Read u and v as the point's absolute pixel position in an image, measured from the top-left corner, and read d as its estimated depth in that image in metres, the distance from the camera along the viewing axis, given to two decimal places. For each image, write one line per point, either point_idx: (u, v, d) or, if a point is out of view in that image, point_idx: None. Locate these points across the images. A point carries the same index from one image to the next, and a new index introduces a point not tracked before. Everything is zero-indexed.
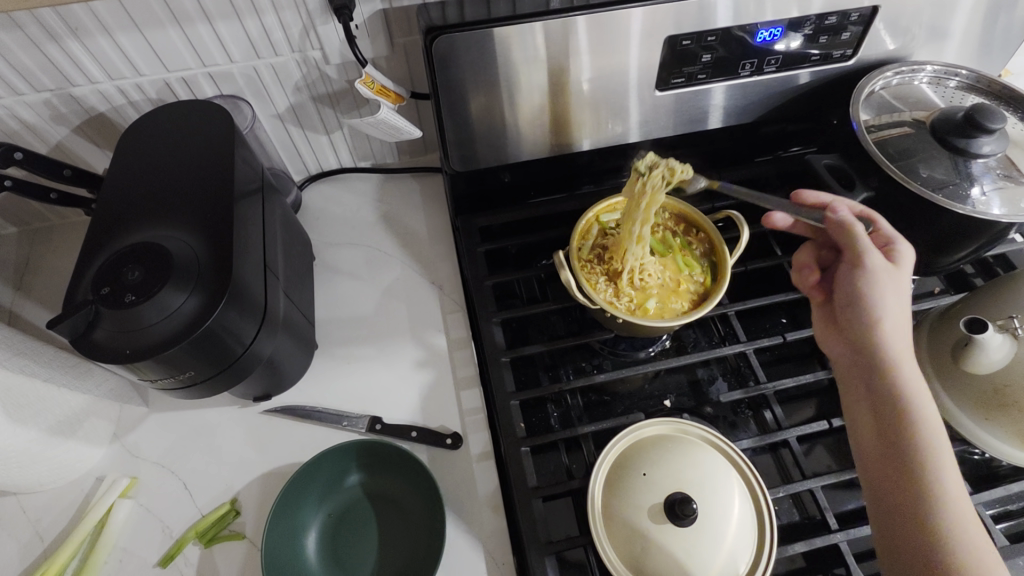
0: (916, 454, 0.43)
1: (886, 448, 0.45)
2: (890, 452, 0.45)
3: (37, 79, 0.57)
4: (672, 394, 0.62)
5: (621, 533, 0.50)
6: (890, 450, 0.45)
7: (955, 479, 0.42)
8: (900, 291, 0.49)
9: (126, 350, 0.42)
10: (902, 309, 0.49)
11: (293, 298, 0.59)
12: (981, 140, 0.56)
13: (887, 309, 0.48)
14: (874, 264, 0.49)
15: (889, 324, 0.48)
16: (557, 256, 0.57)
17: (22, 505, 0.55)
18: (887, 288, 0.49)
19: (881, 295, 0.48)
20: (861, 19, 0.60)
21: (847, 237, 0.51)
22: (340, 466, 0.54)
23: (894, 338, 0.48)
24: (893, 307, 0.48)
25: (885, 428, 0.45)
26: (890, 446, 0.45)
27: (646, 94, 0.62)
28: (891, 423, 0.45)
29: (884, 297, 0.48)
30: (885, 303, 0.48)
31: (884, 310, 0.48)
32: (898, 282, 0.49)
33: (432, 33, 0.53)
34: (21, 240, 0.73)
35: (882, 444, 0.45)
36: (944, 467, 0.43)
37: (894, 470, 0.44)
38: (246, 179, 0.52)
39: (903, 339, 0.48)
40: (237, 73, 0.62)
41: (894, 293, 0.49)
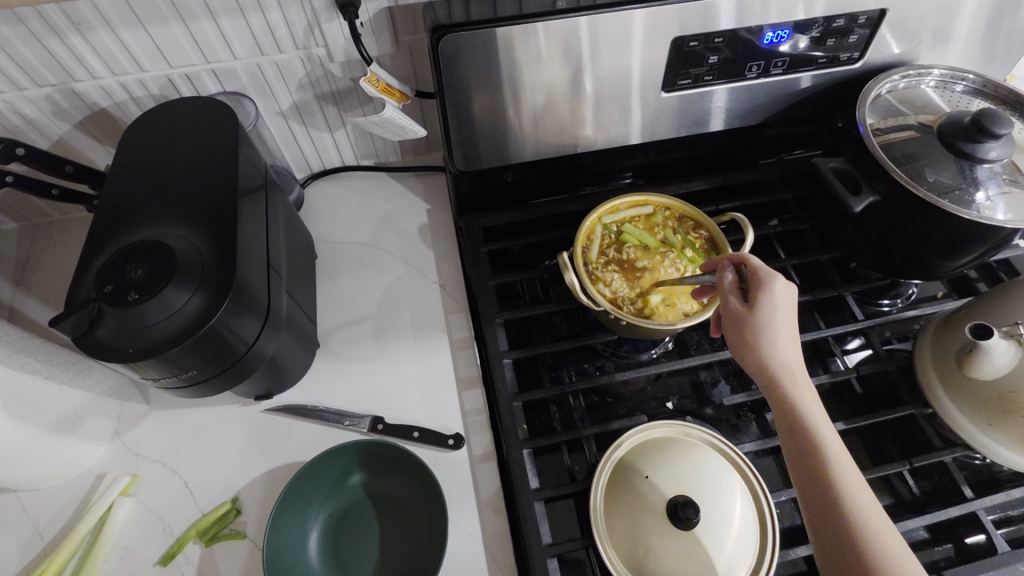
0: (837, 492, 0.40)
1: (803, 477, 0.42)
2: (807, 482, 0.42)
3: (39, 74, 0.57)
4: (674, 396, 0.62)
5: (624, 536, 0.50)
6: (806, 479, 0.42)
7: (871, 499, 0.40)
8: (783, 319, 0.48)
9: (129, 349, 0.42)
10: (790, 333, 0.48)
11: (296, 297, 0.59)
12: (987, 145, 0.56)
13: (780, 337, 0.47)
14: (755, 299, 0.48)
15: (781, 353, 0.47)
16: (561, 257, 0.56)
17: (22, 502, 0.55)
18: (776, 316, 0.47)
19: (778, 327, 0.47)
20: (869, 22, 0.60)
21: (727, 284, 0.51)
22: (342, 466, 0.54)
23: (788, 364, 0.46)
24: (783, 335, 0.47)
25: (803, 469, 0.42)
26: (809, 482, 0.42)
27: (651, 95, 0.62)
28: (798, 453, 0.43)
29: (775, 324, 0.47)
30: (776, 330, 0.47)
31: (773, 338, 0.47)
32: (786, 307, 0.48)
33: (438, 31, 0.53)
34: (22, 236, 0.73)
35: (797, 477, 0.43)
36: (857, 488, 0.40)
37: (815, 502, 0.41)
38: (249, 176, 0.52)
39: (798, 367, 0.46)
40: (240, 70, 0.62)
41: (782, 319, 0.48)
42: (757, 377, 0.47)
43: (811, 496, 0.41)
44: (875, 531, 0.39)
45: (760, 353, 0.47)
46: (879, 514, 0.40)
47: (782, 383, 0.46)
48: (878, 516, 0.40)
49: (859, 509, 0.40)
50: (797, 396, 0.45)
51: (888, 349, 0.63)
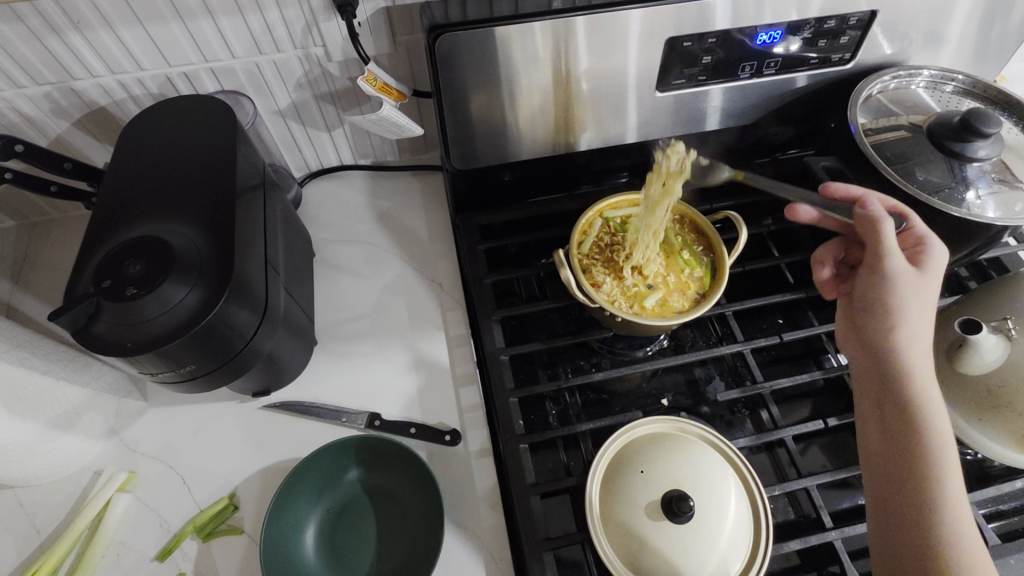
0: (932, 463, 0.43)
1: (898, 448, 0.45)
2: (902, 455, 0.45)
3: (38, 72, 0.57)
4: (669, 393, 0.63)
5: (619, 530, 0.50)
6: (901, 452, 0.45)
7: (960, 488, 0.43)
8: (926, 299, 0.49)
9: (127, 343, 0.42)
10: (926, 316, 0.48)
11: (293, 294, 0.59)
12: (976, 145, 0.57)
13: (916, 313, 0.48)
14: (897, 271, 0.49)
15: (912, 333, 0.48)
16: (556, 255, 0.57)
17: (19, 498, 0.55)
18: (916, 296, 0.48)
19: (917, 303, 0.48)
20: (860, 23, 0.61)
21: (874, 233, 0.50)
22: (339, 462, 0.54)
23: (914, 345, 0.48)
24: (918, 317, 0.48)
25: (902, 431, 0.45)
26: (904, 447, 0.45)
27: (646, 95, 0.62)
28: (900, 424, 0.46)
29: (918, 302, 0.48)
30: (913, 310, 0.48)
31: (909, 318, 0.48)
32: (921, 288, 0.49)
33: (435, 31, 0.53)
34: (20, 233, 0.73)
35: (891, 446, 0.46)
36: (951, 476, 0.43)
37: (903, 475, 0.44)
38: (247, 175, 0.52)
39: (924, 350, 0.48)
40: (239, 69, 0.62)
41: (922, 302, 0.48)
42: (880, 345, 0.49)
43: (901, 467, 0.44)
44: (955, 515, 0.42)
45: (891, 327, 0.48)
46: (963, 502, 0.43)
47: (905, 359, 0.47)
48: (961, 506, 0.43)
49: (949, 492, 0.43)
50: (916, 375, 0.47)
51: None
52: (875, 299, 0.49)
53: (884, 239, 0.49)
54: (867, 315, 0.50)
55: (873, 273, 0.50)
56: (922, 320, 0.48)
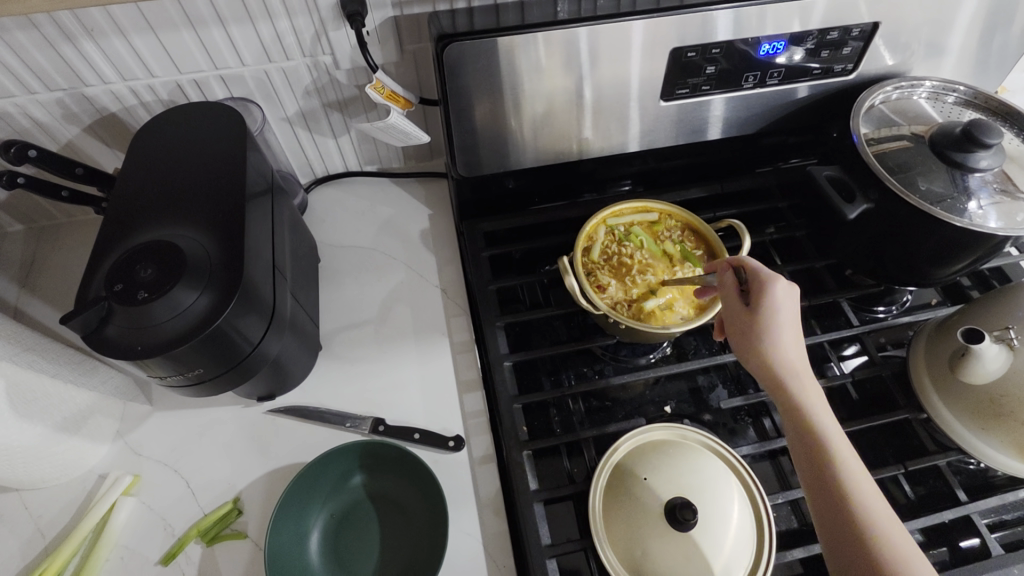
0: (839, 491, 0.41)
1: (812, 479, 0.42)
2: (818, 488, 0.42)
3: (50, 78, 0.58)
4: (672, 400, 0.63)
5: (622, 537, 0.50)
6: (815, 494, 0.42)
7: (878, 497, 0.41)
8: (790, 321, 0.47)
9: (138, 347, 0.43)
10: (796, 340, 0.46)
11: (299, 299, 0.60)
12: (979, 155, 0.57)
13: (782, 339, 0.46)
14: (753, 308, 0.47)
15: (788, 353, 0.46)
16: (561, 261, 0.57)
17: (24, 501, 0.55)
18: (787, 318, 0.47)
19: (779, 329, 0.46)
20: (862, 35, 0.61)
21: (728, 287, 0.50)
22: (343, 467, 0.55)
23: (797, 368, 0.46)
24: (787, 337, 0.46)
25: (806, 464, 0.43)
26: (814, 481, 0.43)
27: (650, 104, 0.63)
28: (806, 459, 0.43)
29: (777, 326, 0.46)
30: (783, 331, 0.46)
31: (779, 341, 0.46)
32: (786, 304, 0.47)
33: (443, 40, 0.54)
34: (28, 237, 0.74)
35: (807, 480, 0.43)
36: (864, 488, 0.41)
37: (826, 517, 0.41)
38: (256, 180, 0.53)
39: (804, 366, 0.46)
40: (247, 76, 0.63)
41: (791, 327, 0.47)
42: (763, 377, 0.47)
43: (822, 500, 0.42)
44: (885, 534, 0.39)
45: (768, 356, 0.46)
46: (885, 510, 0.40)
47: (790, 385, 0.45)
48: (887, 517, 0.40)
49: (867, 508, 0.40)
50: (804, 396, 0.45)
51: (883, 355, 0.64)
52: (746, 332, 0.48)
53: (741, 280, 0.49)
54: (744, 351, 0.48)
55: (740, 308, 0.49)
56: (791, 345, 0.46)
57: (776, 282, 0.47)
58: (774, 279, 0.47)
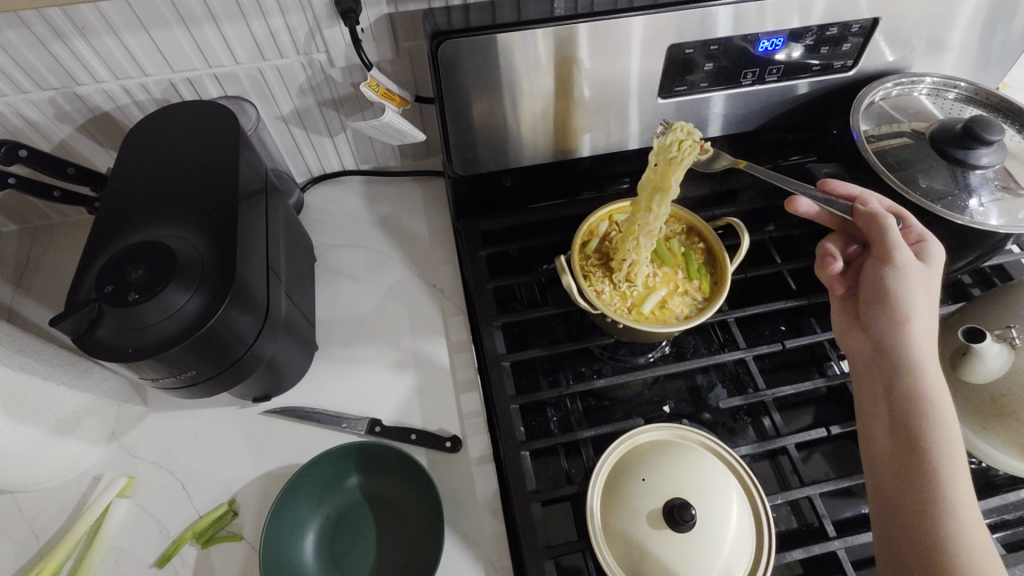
0: (938, 449, 0.44)
1: (904, 445, 0.45)
2: (911, 443, 0.45)
3: (42, 77, 0.58)
4: (671, 399, 0.62)
5: (620, 539, 0.50)
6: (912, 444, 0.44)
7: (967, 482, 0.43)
8: (929, 292, 0.49)
9: (129, 349, 0.42)
10: (932, 309, 0.49)
11: (295, 299, 0.59)
12: (980, 151, 0.57)
13: (921, 301, 0.49)
14: (905, 262, 0.49)
15: (919, 322, 0.48)
16: (558, 261, 0.57)
17: (18, 503, 0.55)
18: (926, 288, 0.49)
19: (920, 292, 0.49)
20: (862, 30, 0.61)
21: (878, 227, 0.51)
22: (338, 468, 0.54)
23: (925, 333, 0.48)
24: (921, 305, 0.48)
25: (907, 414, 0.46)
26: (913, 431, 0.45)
27: (649, 101, 0.62)
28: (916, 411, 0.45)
29: (920, 290, 0.49)
30: (919, 311, 0.48)
31: (912, 314, 0.48)
32: (926, 280, 0.49)
33: (438, 37, 0.54)
34: (22, 238, 0.73)
35: (907, 431, 0.45)
36: (958, 471, 0.43)
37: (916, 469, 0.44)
38: (250, 180, 0.52)
39: (929, 347, 0.48)
40: (242, 75, 0.63)
41: (929, 296, 0.49)
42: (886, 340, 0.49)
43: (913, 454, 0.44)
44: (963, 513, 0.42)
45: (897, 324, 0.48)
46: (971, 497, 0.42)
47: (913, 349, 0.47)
48: (969, 501, 0.42)
49: (956, 479, 0.43)
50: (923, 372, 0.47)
51: None
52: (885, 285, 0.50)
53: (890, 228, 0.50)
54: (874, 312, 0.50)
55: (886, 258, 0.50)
56: (926, 309, 0.49)
57: (931, 253, 0.50)
58: (931, 252, 0.51)
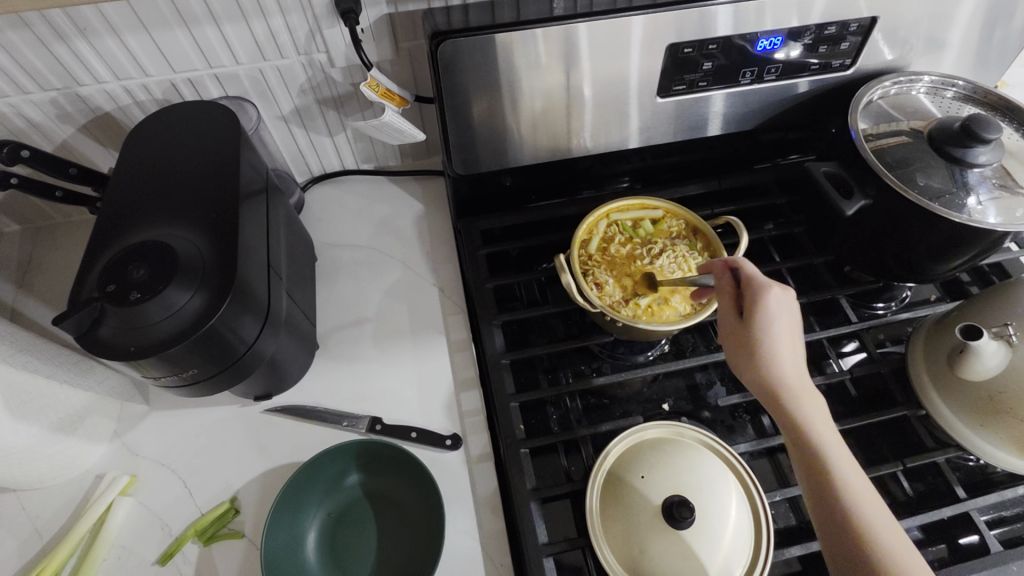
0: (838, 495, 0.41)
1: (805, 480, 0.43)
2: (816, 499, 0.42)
3: (44, 78, 0.58)
4: (670, 397, 0.63)
5: (619, 536, 0.50)
6: (816, 498, 0.42)
7: (878, 520, 0.40)
8: (782, 330, 0.47)
9: (131, 347, 0.43)
10: (789, 347, 0.46)
11: (295, 298, 0.59)
12: (977, 150, 0.57)
13: (775, 346, 0.46)
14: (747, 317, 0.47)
15: (780, 367, 0.46)
16: (557, 260, 0.57)
17: (22, 502, 0.55)
18: (777, 326, 0.46)
19: (771, 335, 0.46)
20: (860, 29, 0.61)
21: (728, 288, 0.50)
22: (339, 466, 0.55)
23: (790, 375, 0.46)
24: (779, 350, 0.46)
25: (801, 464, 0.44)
26: (812, 486, 0.43)
27: (648, 101, 0.62)
28: (805, 463, 0.43)
29: (771, 331, 0.46)
30: (778, 342, 0.46)
31: (770, 350, 0.46)
32: (783, 320, 0.47)
33: (438, 37, 0.54)
34: (24, 238, 0.74)
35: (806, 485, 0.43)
36: (860, 506, 0.41)
37: (826, 522, 0.41)
38: (250, 180, 0.52)
39: (796, 371, 0.46)
40: (242, 75, 0.63)
41: (782, 334, 0.46)
42: (758, 384, 0.47)
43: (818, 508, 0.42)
44: (880, 535, 0.40)
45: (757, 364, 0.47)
46: (877, 513, 0.41)
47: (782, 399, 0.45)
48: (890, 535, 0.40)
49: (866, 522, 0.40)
50: (796, 402, 0.45)
51: (881, 351, 0.64)
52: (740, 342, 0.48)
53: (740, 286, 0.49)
54: (735, 363, 0.48)
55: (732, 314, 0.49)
56: (783, 350, 0.46)
57: (771, 290, 0.47)
58: (769, 287, 0.47)
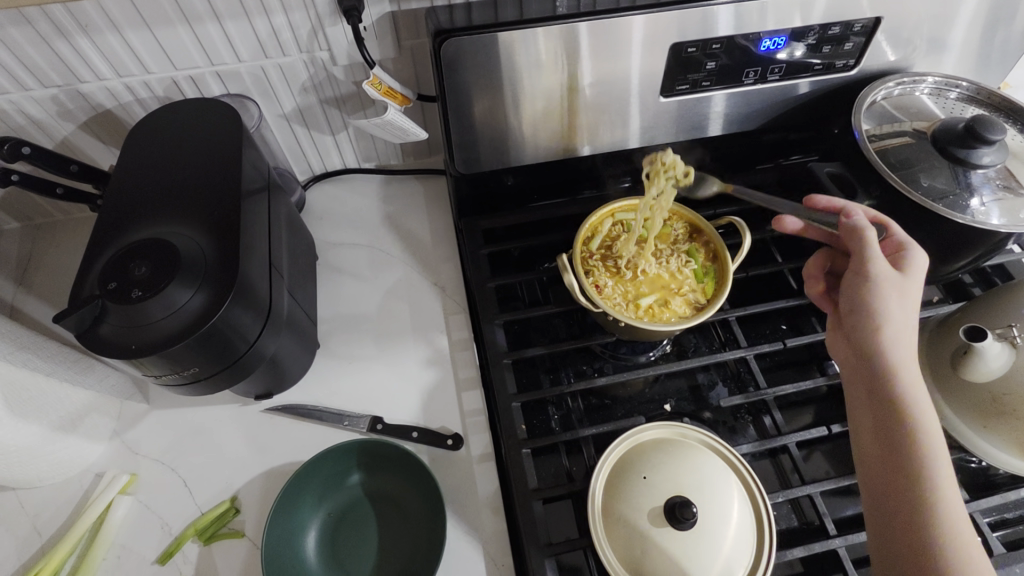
0: (923, 466, 0.43)
1: (895, 444, 0.44)
2: (899, 464, 0.43)
3: (45, 75, 0.58)
4: (672, 398, 0.62)
5: (621, 537, 0.50)
6: (897, 463, 0.44)
7: (954, 501, 0.42)
8: (907, 302, 0.48)
9: (132, 345, 0.42)
10: (909, 320, 0.48)
11: (296, 297, 0.59)
12: (981, 151, 0.57)
13: (898, 313, 0.47)
14: (882, 276, 0.48)
15: (898, 336, 0.47)
16: (559, 260, 0.57)
17: (21, 500, 0.55)
18: (906, 298, 0.48)
19: (898, 304, 0.48)
20: (864, 30, 0.61)
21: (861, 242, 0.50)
22: (339, 466, 0.54)
23: (903, 347, 0.47)
24: (901, 319, 0.47)
25: (891, 430, 0.45)
26: (899, 449, 0.44)
27: (650, 100, 0.62)
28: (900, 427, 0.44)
29: (899, 300, 0.48)
30: (900, 312, 0.48)
31: (890, 316, 0.47)
32: (905, 292, 0.48)
33: (440, 35, 0.54)
34: (24, 235, 0.73)
35: (888, 449, 0.44)
36: (944, 485, 0.42)
37: (902, 487, 0.43)
38: (252, 178, 0.52)
39: (907, 347, 0.47)
40: (244, 73, 0.63)
41: (907, 307, 0.48)
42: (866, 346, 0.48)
43: (898, 472, 0.43)
44: (952, 513, 0.41)
45: (874, 327, 0.47)
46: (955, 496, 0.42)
47: (898, 364, 0.46)
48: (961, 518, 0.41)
49: (943, 499, 0.42)
50: (904, 375, 0.46)
51: None
52: (865, 296, 0.48)
53: (869, 245, 0.50)
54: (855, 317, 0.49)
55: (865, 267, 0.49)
56: (905, 322, 0.48)
57: (910, 265, 0.49)
58: (909, 263, 0.50)
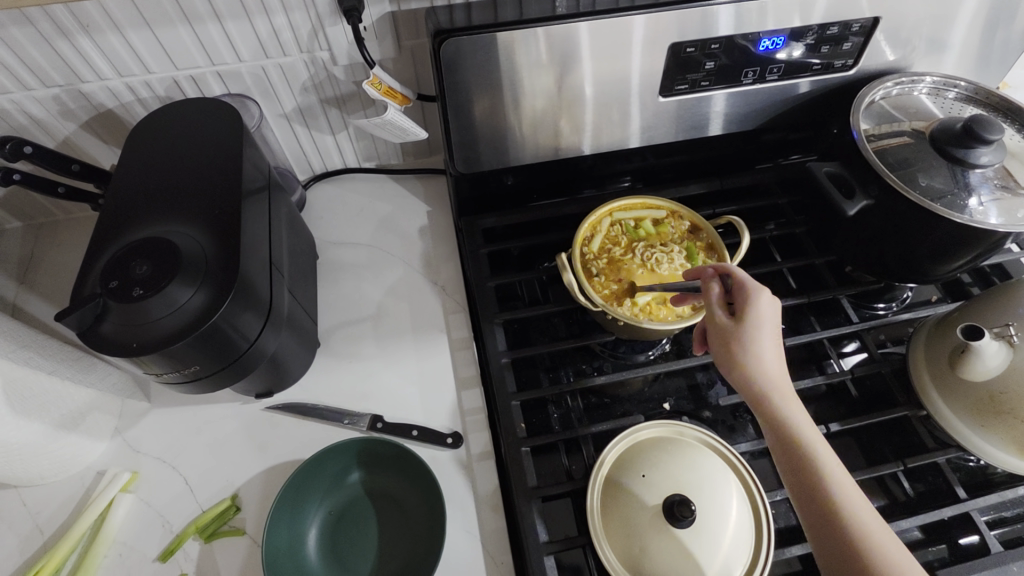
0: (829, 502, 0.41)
1: (800, 488, 0.42)
2: (812, 507, 0.41)
3: (47, 75, 0.58)
4: (671, 397, 0.63)
5: (619, 534, 0.50)
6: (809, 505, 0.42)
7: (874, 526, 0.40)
8: (765, 336, 0.46)
9: (133, 343, 0.43)
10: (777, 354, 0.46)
11: (297, 296, 0.59)
12: (979, 150, 0.57)
13: (761, 353, 0.45)
14: (732, 326, 0.47)
15: (767, 373, 0.45)
16: (559, 258, 0.57)
17: (23, 499, 0.56)
18: (764, 335, 0.46)
19: (758, 345, 0.46)
20: (863, 30, 0.61)
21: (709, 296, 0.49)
22: (342, 463, 0.55)
23: (778, 383, 0.45)
24: (765, 357, 0.46)
25: (794, 473, 0.43)
26: (803, 492, 0.42)
27: (649, 100, 0.62)
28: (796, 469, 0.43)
29: (757, 340, 0.46)
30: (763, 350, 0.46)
31: (753, 359, 0.45)
32: (763, 330, 0.46)
33: (440, 36, 0.54)
34: (26, 234, 0.74)
35: (796, 493, 0.43)
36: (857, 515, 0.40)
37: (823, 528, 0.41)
38: (252, 178, 0.52)
39: (781, 381, 0.45)
40: (245, 73, 0.63)
41: (767, 342, 0.46)
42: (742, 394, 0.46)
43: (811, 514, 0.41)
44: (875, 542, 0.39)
45: (741, 375, 0.46)
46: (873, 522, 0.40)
47: (773, 406, 0.45)
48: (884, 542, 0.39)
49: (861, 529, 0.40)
50: (785, 414, 0.44)
51: (883, 352, 0.64)
52: (723, 347, 0.47)
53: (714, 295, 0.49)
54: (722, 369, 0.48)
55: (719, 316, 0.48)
56: (772, 357, 0.46)
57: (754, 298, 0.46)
58: (753, 296, 0.46)
